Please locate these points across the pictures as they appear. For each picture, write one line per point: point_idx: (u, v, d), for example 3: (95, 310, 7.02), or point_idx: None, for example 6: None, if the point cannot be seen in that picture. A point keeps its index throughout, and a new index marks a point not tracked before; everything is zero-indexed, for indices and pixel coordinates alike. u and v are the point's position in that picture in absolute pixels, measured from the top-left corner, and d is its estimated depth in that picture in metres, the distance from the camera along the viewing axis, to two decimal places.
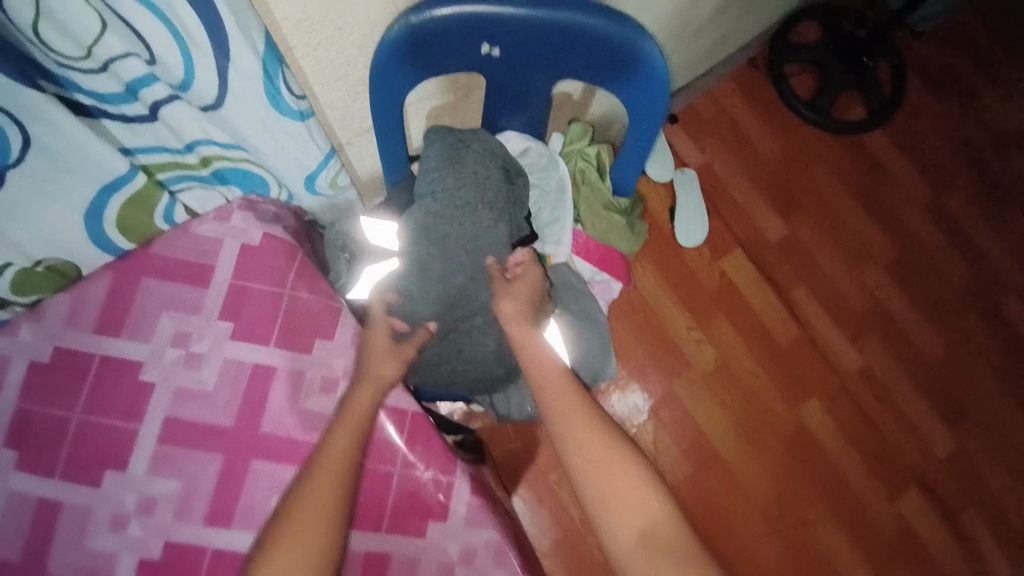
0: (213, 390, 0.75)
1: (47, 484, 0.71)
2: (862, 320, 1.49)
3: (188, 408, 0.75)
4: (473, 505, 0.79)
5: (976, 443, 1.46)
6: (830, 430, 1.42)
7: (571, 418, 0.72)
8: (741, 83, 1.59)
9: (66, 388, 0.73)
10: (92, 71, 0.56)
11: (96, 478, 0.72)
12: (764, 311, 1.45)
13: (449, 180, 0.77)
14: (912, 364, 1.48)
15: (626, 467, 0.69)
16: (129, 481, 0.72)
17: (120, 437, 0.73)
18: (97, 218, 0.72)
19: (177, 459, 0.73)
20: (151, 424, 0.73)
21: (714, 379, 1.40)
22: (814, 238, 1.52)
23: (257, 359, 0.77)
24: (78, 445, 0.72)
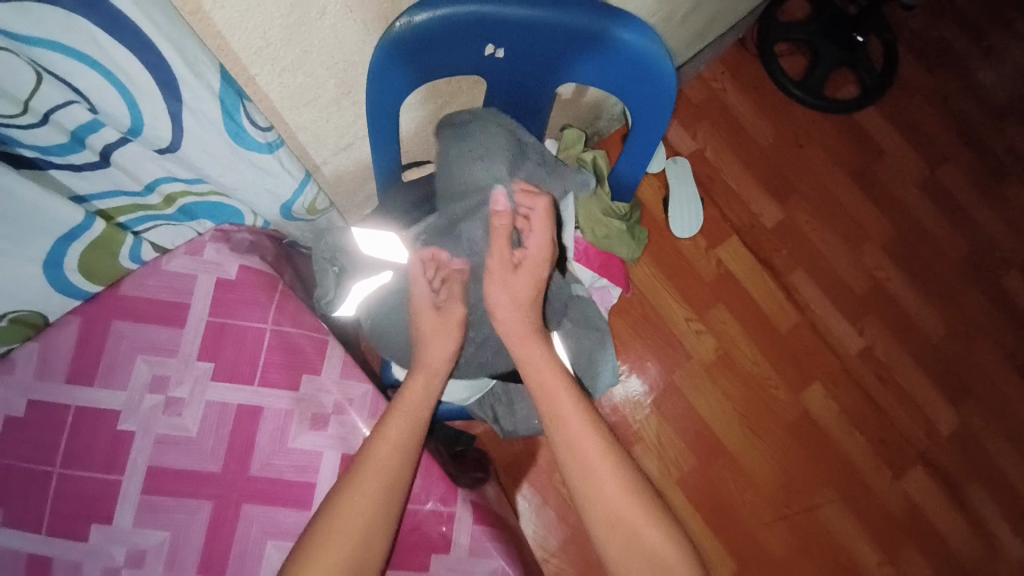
0: (197, 435, 0.73)
1: (32, 541, 0.68)
2: (862, 301, 1.47)
3: (172, 456, 0.72)
4: (477, 535, 0.76)
5: (982, 419, 1.45)
6: (834, 413, 1.40)
7: (606, 503, 0.65)
8: (731, 65, 1.55)
9: (45, 441, 0.70)
10: (32, 125, 0.52)
11: (81, 533, 0.69)
12: (764, 299, 1.42)
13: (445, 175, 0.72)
14: (914, 343, 1.47)
15: (633, 495, 0.66)
16: (117, 534, 0.69)
17: (102, 489, 0.70)
18: (58, 267, 0.69)
19: (163, 510, 0.70)
20: (133, 476, 0.71)
21: (714, 369, 1.38)
22: (811, 221, 1.49)
23: (243, 400, 0.74)
24: (60, 502, 0.69)
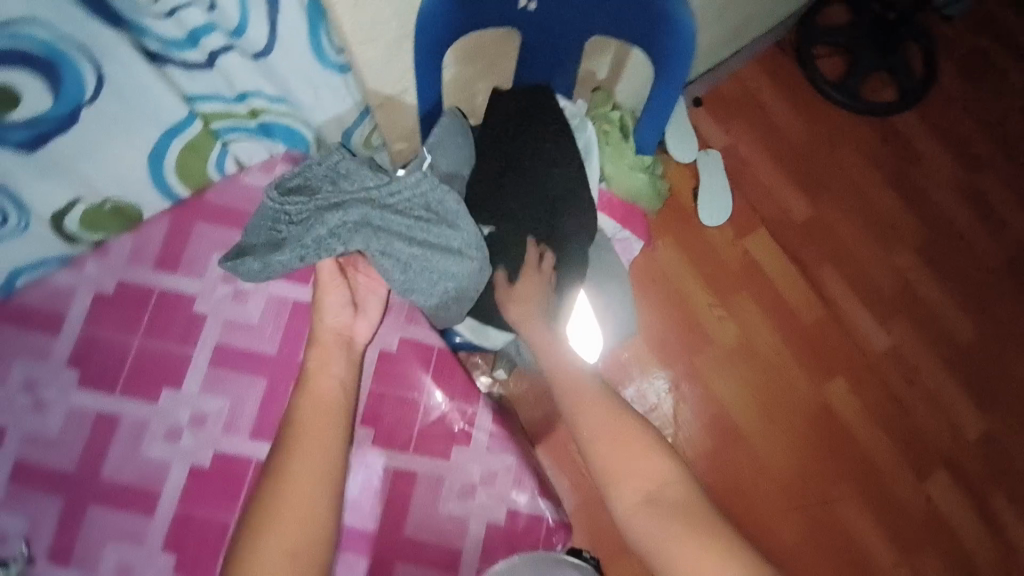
0: (257, 322, 0.92)
1: (106, 400, 0.87)
2: (891, 301, 1.47)
3: (234, 337, 0.91)
4: (493, 434, 0.91)
5: (1010, 430, 1.43)
6: (857, 410, 1.40)
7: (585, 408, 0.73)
8: (768, 66, 1.60)
9: (132, 316, 0.90)
10: (160, 17, 0.67)
11: (153, 393, 0.88)
12: (790, 291, 1.44)
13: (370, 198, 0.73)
14: (944, 348, 1.46)
15: (635, 436, 0.70)
16: (183, 397, 0.88)
17: (176, 357, 0.90)
18: (160, 162, 0.88)
19: (225, 379, 0.90)
20: (203, 349, 0.90)
21: (736, 356, 1.40)
22: (842, 218, 1.51)
23: (295, 297, 0.93)
24: (139, 365, 0.89)
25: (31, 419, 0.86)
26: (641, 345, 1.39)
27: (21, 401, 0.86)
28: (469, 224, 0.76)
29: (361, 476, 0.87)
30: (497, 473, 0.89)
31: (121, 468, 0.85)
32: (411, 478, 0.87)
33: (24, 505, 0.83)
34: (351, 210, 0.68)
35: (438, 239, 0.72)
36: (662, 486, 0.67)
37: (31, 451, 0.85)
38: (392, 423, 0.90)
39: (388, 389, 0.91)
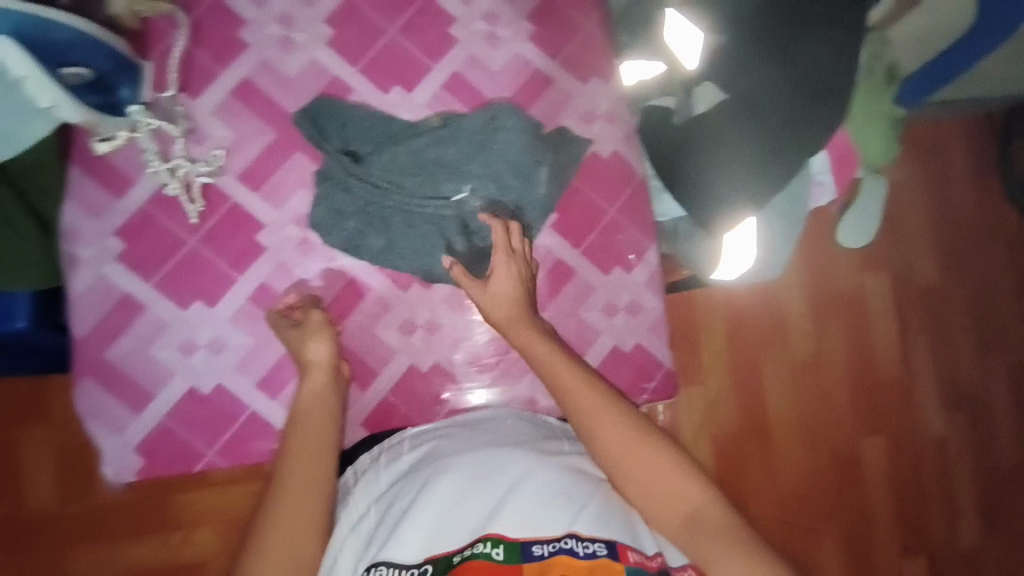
0: (496, 68, 0.92)
1: (345, 70, 0.90)
2: (964, 399, 1.44)
3: (473, 73, 0.92)
4: (655, 273, 0.91)
5: (1000, 564, 1.43)
6: (881, 471, 1.41)
7: (611, 427, 0.72)
8: (969, 130, 1.48)
9: (395, 7, 0.92)
10: None
11: (386, 88, 0.91)
12: (880, 339, 1.42)
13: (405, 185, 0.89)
14: (983, 465, 1.44)
15: (656, 456, 0.68)
16: (409, 104, 0.91)
17: (416, 64, 0.91)
18: None
19: (449, 105, 0.91)
20: (442, 69, 0.92)
21: (801, 371, 1.39)
22: (960, 303, 1.46)
23: (542, 65, 0.93)
24: (381, 55, 0.91)
25: (276, 51, 0.90)
26: (722, 323, 1.37)
27: (271, 33, 0.90)
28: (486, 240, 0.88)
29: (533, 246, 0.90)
30: (643, 307, 0.91)
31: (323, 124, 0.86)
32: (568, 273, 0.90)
33: (242, 120, 0.88)
34: (377, 231, 0.88)
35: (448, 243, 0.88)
36: (698, 506, 0.64)
37: (261, 77, 0.89)
38: (577, 217, 0.91)
39: (582, 185, 0.92)
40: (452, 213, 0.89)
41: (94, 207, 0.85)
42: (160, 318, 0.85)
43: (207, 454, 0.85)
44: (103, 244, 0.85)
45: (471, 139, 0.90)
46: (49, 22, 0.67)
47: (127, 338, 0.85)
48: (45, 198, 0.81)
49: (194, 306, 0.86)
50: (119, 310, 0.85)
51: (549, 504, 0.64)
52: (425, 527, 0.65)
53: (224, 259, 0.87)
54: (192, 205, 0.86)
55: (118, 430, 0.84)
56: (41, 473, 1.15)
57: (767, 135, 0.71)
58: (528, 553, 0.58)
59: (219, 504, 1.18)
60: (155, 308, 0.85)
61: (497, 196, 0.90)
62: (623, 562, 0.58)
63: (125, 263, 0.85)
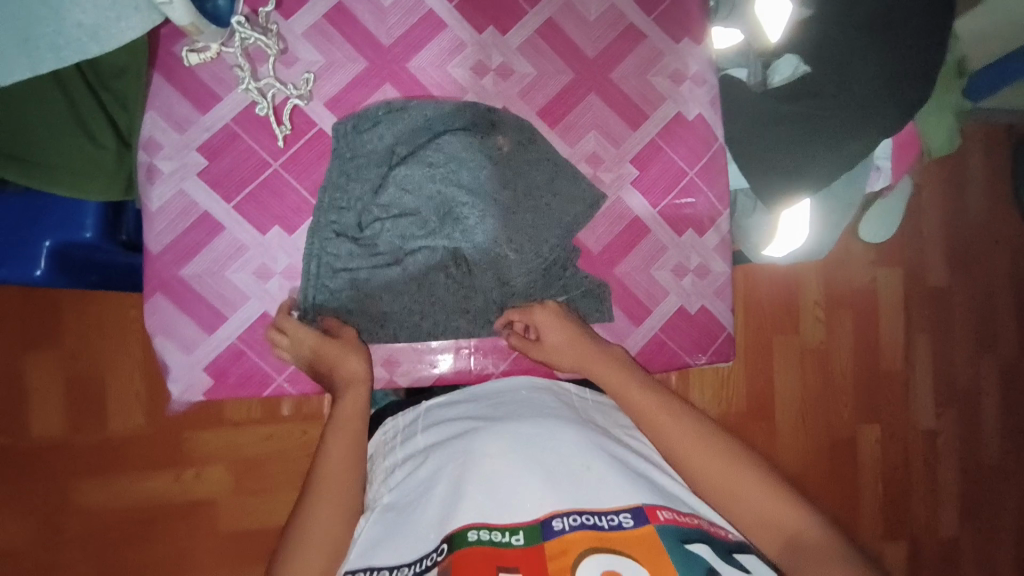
0: (591, 19, 0.80)
1: (443, 4, 0.75)
2: (957, 396, 1.51)
3: (566, 19, 0.79)
4: (724, 240, 0.83)
5: (973, 552, 1.52)
6: (873, 459, 1.47)
7: (688, 445, 0.58)
8: (991, 139, 1.52)
9: None
10: None
11: (479, 27, 0.76)
12: (887, 335, 1.47)
13: (405, 206, 0.73)
14: (966, 460, 1.52)
15: (747, 475, 0.56)
16: (502, 44, 0.77)
17: (513, 6, 0.77)
18: None
19: (543, 53, 0.78)
20: (538, 14, 0.78)
21: (809, 358, 1.43)
22: (965, 305, 1.51)
23: (636, 22, 0.81)
24: None
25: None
26: (738, 304, 1.41)
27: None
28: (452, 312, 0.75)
29: (611, 201, 0.80)
30: (710, 272, 0.83)
31: (408, 61, 0.74)
32: (642, 231, 0.80)
33: (333, 45, 0.72)
34: (383, 238, 0.72)
35: (448, 298, 0.74)
36: (798, 532, 0.52)
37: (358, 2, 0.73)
38: (654, 177, 0.81)
39: (665, 146, 0.82)
40: (468, 265, 0.74)
41: (178, 117, 0.68)
42: (239, 242, 0.70)
43: (277, 381, 0.71)
44: (187, 159, 0.69)
45: (531, 190, 0.75)
46: None
47: (203, 259, 0.69)
48: (122, 107, 0.66)
49: (274, 233, 0.71)
50: (197, 228, 0.69)
51: (568, 476, 0.53)
52: (430, 519, 0.51)
53: (308, 192, 0.72)
54: (278, 125, 0.70)
55: (187, 349, 0.69)
56: (49, 400, 0.99)
57: (847, 104, 0.69)
58: (549, 530, 0.48)
59: (240, 443, 1.02)
60: (235, 230, 0.70)
61: (521, 274, 0.75)
62: (652, 524, 0.48)
63: (207, 180, 0.69)
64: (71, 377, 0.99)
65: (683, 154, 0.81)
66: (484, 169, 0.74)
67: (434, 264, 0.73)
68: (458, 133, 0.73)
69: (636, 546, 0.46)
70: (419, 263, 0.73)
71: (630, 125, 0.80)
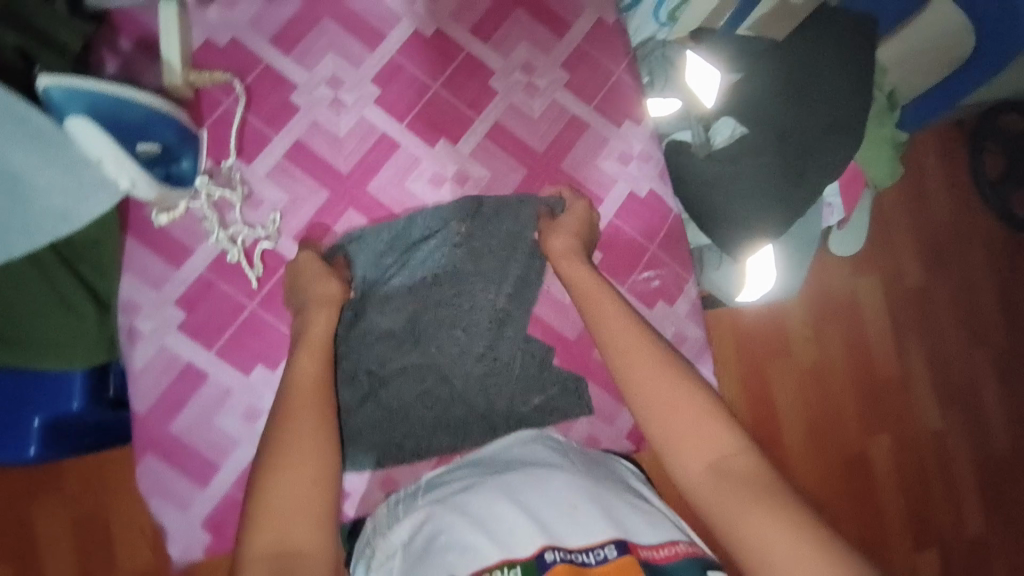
0: (537, 117, 0.83)
1: (394, 126, 0.78)
2: (958, 390, 1.49)
3: (513, 121, 0.82)
4: (696, 306, 0.85)
5: (1004, 549, 1.47)
6: (889, 466, 1.45)
7: (641, 361, 0.61)
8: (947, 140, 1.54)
9: (435, 62, 0.80)
10: None
11: (433, 141, 0.79)
12: (878, 344, 1.46)
13: (381, 331, 0.74)
14: (978, 454, 1.49)
15: (688, 399, 0.57)
16: (456, 155, 0.80)
17: (460, 118, 0.80)
18: None
19: (495, 156, 0.81)
20: (486, 120, 0.81)
21: (805, 377, 1.43)
22: (947, 301, 1.49)
23: (580, 113, 0.85)
24: (426, 110, 0.79)
25: (325, 110, 0.76)
26: (725, 339, 1.42)
27: (319, 92, 0.77)
28: (438, 428, 0.75)
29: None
30: (688, 339, 0.84)
31: (370, 188, 0.77)
32: None
33: (295, 181, 0.75)
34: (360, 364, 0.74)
35: (429, 415, 0.75)
36: (726, 454, 0.54)
37: (314, 138, 0.76)
38: (619, 255, 0.85)
39: (624, 225, 0.85)
40: (448, 380, 0.75)
41: (154, 276, 0.70)
42: (223, 387, 0.70)
43: None
44: (166, 316, 0.70)
45: (498, 291, 0.77)
46: (121, 102, 0.57)
47: (190, 411, 0.69)
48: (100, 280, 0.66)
49: (256, 371, 0.70)
50: (182, 381, 0.69)
51: (556, 515, 0.56)
52: (436, 566, 0.52)
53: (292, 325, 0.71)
54: (251, 267, 0.71)
55: (183, 506, 0.68)
56: (58, 549, 0.95)
57: (781, 151, 0.75)
58: (543, 563, 0.51)
59: None
60: (217, 376, 0.70)
61: (500, 375, 0.76)
62: (632, 554, 0.51)
63: (186, 333, 0.70)
64: (78, 521, 0.96)
65: (642, 230, 0.85)
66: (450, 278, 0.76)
67: (416, 381, 0.75)
68: (423, 247, 0.76)
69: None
70: (401, 386, 0.75)
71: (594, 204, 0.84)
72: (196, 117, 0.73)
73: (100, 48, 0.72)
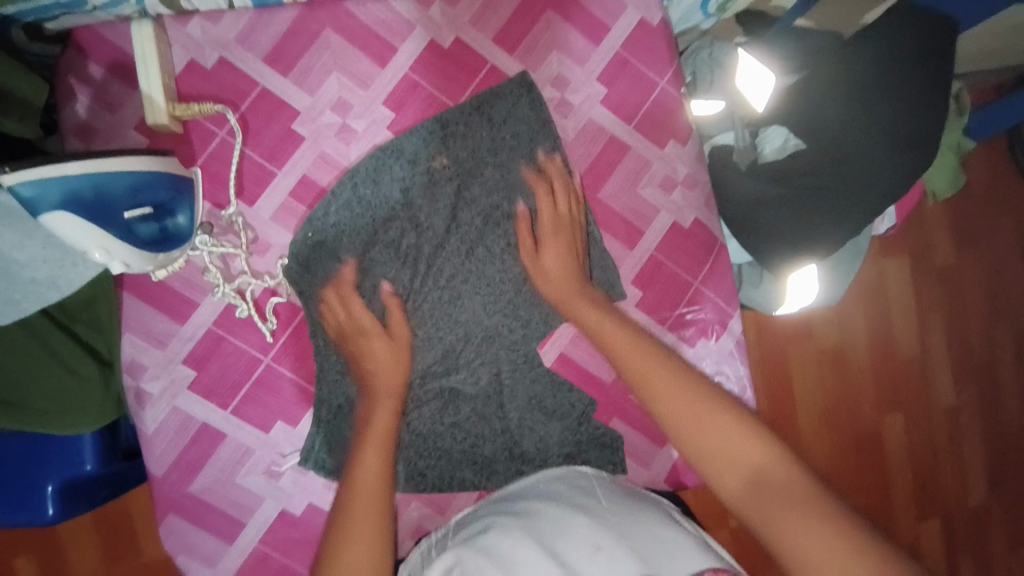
0: None
1: None
2: (973, 371, 1.24)
3: None
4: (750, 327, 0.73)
5: (1003, 523, 1.26)
6: (902, 450, 1.22)
7: (665, 389, 0.53)
8: None
9: None
10: None
11: None
12: (900, 314, 1.20)
13: (419, 328, 0.61)
14: (986, 427, 1.25)
15: (715, 409, 0.50)
16: None
17: None
18: None
19: None
20: None
21: (821, 353, 1.17)
22: (972, 275, 1.23)
23: None
24: None
25: (333, 140, 0.59)
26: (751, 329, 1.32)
27: None
28: (468, 463, 0.63)
29: None
30: None
31: None
32: None
33: None
34: None
35: (457, 448, 0.63)
36: (759, 470, 0.47)
37: (323, 176, 0.59)
38: None
39: None
40: (482, 408, 0.63)
41: (156, 331, 0.57)
42: (242, 445, 0.59)
43: None
44: (174, 374, 0.58)
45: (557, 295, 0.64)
46: (102, 178, 0.45)
47: (208, 472, 0.59)
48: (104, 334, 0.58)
49: (277, 429, 0.60)
50: (197, 443, 0.58)
51: (573, 554, 0.46)
52: None
53: (308, 382, 0.60)
54: (263, 320, 0.58)
55: (210, 563, 0.59)
56: None
57: (874, 146, 0.62)
58: None
59: None
60: (236, 435, 0.59)
61: (554, 408, 0.64)
62: None
63: (198, 391, 0.58)
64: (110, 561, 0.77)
65: None
66: (507, 271, 0.63)
67: (463, 399, 0.63)
68: (475, 239, 0.62)
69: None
70: (437, 403, 0.62)
71: (633, 237, 0.64)
72: (187, 157, 0.57)
73: (72, 80, 0.56)
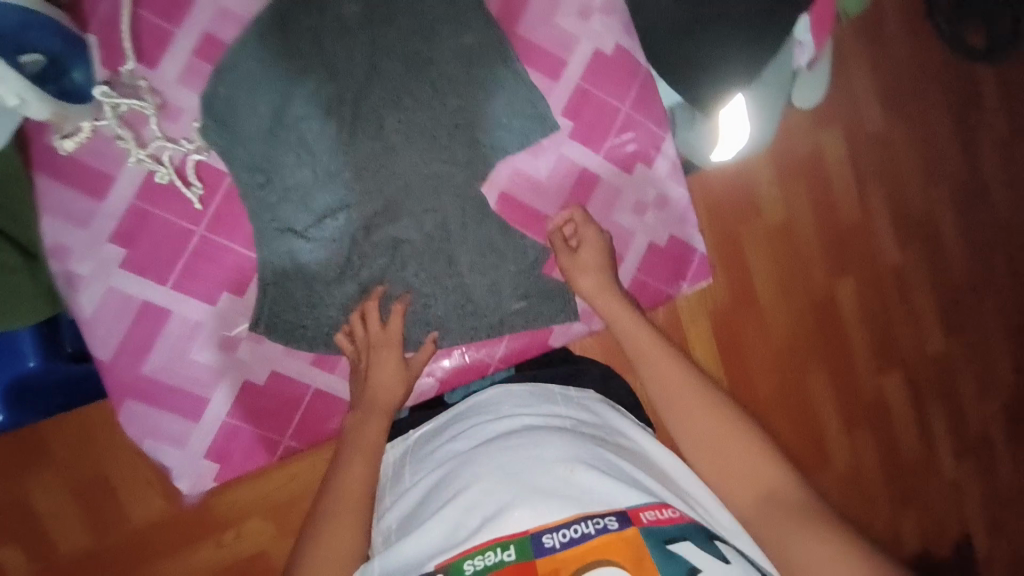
0: None
1: None
2: (915, 213, 0.98)
3: None
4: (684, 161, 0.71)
5: (970, 378, 1.02)
6: (861, 314, 0.96)
7: (690, 403, 0.52)
8: None
9: None
10: None
11: None
12: (831, 136, 0.93)
13: (350, 177, 0.60)
14: (938, 275, 0.99)
15: (733, 429, 0.50)
16: None
17: None
18: None
19: None
20: None
21: (797, 209, 0.92)
22: (911, 82, 0.96)
23: None
24: None
25: None
26: None
27: None
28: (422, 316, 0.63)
29: (557, 157, 0.65)
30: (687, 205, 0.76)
31: None
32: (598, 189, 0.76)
33: None
34: (332, 221, 0.60)
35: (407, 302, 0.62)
36: (771, 491, 0.46)
37: (226, 31, 0.58)
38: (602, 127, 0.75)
39: None
40: (430, 261, 0.62)
41: (78, 212, 0.56)
42: (190, 320, 0.58)
43: (284, 442, 0.61)
44: (103, 254, 0.56)
45: (485, 130, 0.63)
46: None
47: (160, 352, 0.58)
48: None
49: (225, 300, 0.59)
50: (141, 324, 0.57)
51: (550, 473, 0.43)
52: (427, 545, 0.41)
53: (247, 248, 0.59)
54: (187, 187, 0.57)
55: (179, 443, 0.59)
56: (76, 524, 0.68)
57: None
58: (541, 547, 0.39)
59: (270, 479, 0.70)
60: (181, 311, 0.58)
61: (500, 248, 0.64)
62: (637, 528, 0.40)
63: (131, 269, 0.57)
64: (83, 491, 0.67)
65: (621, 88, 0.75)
66: (432, 112, 0.62)
67: (407, 250, 0.62)
68: (394, 79, 0.61)
69: (616, 552, 0.38)
70: (383, 258, 0.61)
71: (553, 66, 0.65)
72: (80, 22, 0.55)
73: None
